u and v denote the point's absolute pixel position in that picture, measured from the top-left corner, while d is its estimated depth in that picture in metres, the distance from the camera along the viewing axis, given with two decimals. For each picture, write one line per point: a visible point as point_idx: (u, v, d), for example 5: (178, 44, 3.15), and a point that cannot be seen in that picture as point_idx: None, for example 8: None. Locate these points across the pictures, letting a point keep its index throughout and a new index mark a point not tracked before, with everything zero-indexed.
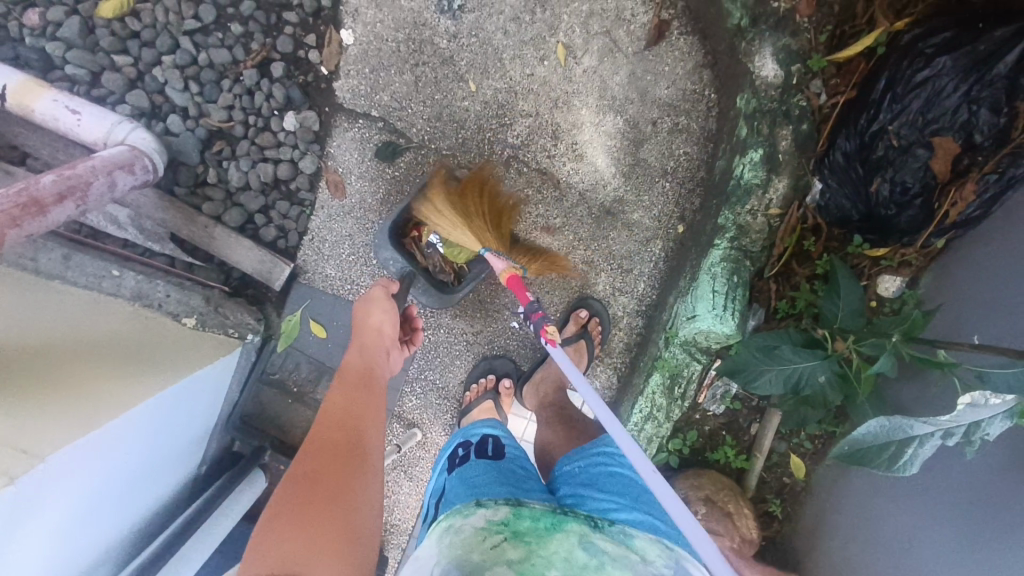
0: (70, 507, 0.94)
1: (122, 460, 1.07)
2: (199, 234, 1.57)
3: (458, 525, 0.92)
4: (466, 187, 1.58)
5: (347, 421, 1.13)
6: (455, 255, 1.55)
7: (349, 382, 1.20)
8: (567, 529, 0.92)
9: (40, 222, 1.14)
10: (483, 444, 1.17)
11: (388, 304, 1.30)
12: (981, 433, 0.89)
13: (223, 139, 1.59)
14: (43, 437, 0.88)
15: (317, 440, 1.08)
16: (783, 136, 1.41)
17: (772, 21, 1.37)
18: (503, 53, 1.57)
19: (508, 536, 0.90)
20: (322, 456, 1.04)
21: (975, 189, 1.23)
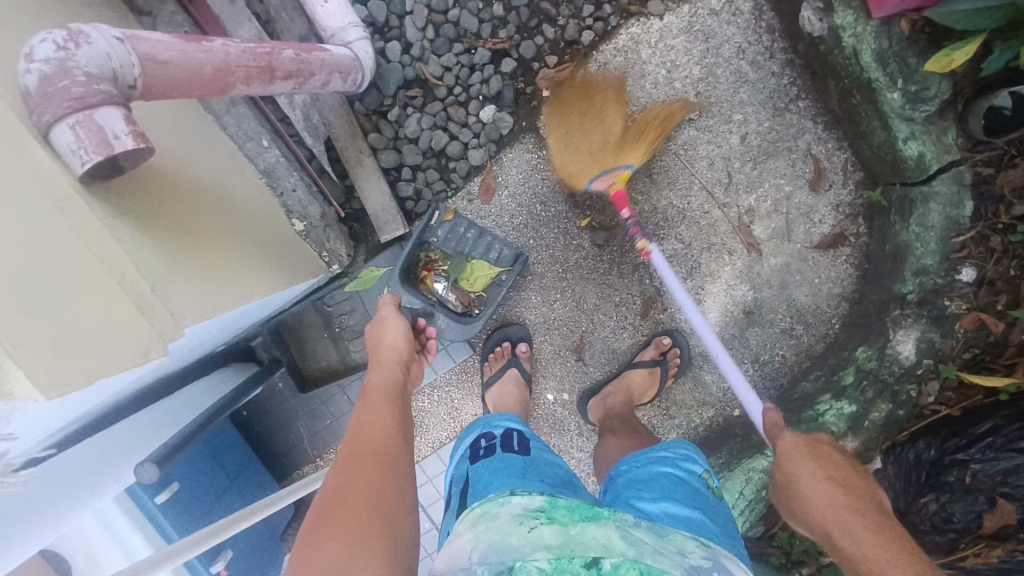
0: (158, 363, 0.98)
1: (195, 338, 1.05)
2: (351, 154, 1.59)
3: (493, 513, 0.94)
4: (462, 221, 1.60)
5: (379, 429, 1.01)
6: (473, 279, 1.58)
7: (377, 393, 1.12)
8: (603, 519, 0.93)
9: (263, 88, 1.15)
10: (506, 436, 1.21)
11: (393, 314, 1.29)
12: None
13: (422, 88, 1.61)
14: (187, 302, 0.91)
15: (352, 447, 0.97)
16: (879, 407, 1.49)
17: (935, 313, 1.43)
18: (697, 180, 1.62)
19: (544, 520, 0.91)
20: (350, 476, 0.91)
21: (1001, 555, 1.37)
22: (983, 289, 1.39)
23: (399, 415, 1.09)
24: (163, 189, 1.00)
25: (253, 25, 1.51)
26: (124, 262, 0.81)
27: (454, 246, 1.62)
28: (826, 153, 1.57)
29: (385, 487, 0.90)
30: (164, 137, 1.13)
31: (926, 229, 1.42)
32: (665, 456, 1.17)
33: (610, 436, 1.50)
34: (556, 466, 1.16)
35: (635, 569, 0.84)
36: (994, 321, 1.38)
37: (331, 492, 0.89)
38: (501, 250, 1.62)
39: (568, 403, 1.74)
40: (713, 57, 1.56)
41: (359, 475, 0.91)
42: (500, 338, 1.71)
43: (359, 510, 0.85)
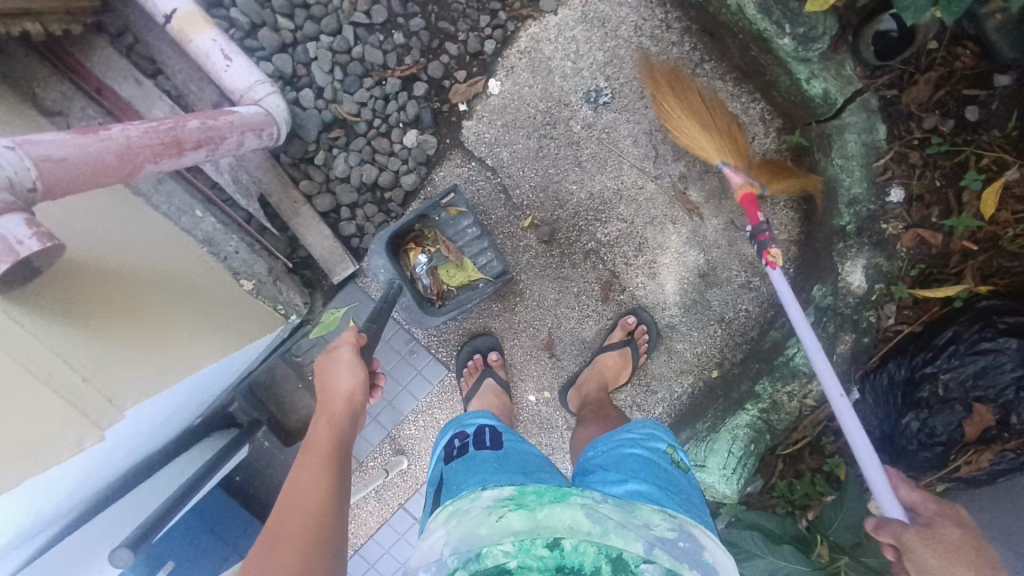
0: (108, 449, 1.01)
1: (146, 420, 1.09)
2: (286, 206, 1.62)
3: (464, 507, 0.96)
4: (469, 215, 1.60)
5: (317, 494, 0.99)
6: (453, 277, 1.62)
7: (321, 450, 1.08)
8: (569, 498, 0.93)
9: (174, 161, 1.18)
10: (481, 433, 1.24)
11: (353, 364, 1.22)
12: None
13: (343, 128, 1.64)
14: (127, 381, 0.96)
15: (286, 515, 0.95)
16: (842, 340, 1.50)
17: (876, 238, 1.46)
18: (625, 159, 1.65)
19: (513, 508, 0.93)
20: (277, 556, 0.87)
21: (991, 458, 1.39)
22: (915, 205, 1.42)
23: (339, 478, 1.05)
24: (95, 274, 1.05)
25: (164, 103, 1.53)
26: (52, 360, 0.86)
27: (451, 234, 1.62)
28: (741, 107, 1.61)
29: (316, 574, 0.87)
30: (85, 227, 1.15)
31: (848, 158, 1.45)
32: (634, 436, 1.19)
33: (586, 421, 1.52)
34: (530, 454, 1.19)
35: (594, 548, 0.87)
36: (932, 233, 1.42)
37: (260, 569, 0.86)
38: (494, 260, 1.64)
39: (550, 400, 1.76)
40: (614, 40, 1.60)
41: (293, 557, 0.87)
42: (469, 352, 1.73)
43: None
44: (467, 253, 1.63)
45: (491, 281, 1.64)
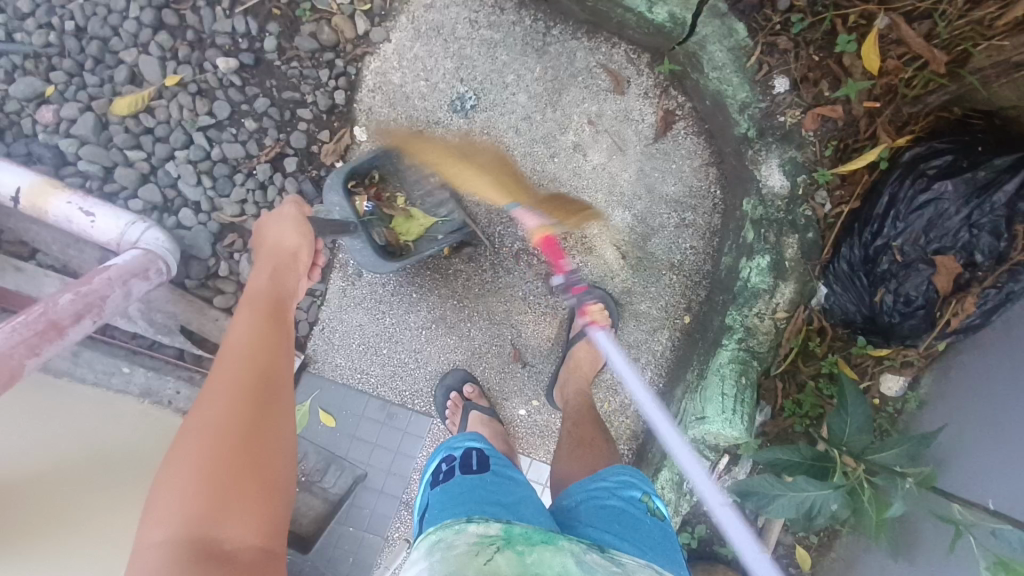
0: None
1: None
2: (210, 327, 1.58)
3: (450, 541, 0.90)
4: (431, 166, 1.52)
5: (258, 359, 0.96)
6: (407, 230, 1.51)
7: (259, 315, 1.07)
8: (559, 544, 0.89)
9: (59, 344, 1.14)
10: (466, 457, 1.15)
11: (301, 221, 1.27)
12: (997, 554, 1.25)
13: (234, 232, 1.59)
14: None
15: (226, 376, 0.91)
16: (788, 244, 1.44)
17: (779, 133, 1.40)
18: (515, 150, 1.60)
19: (501, 547, 0.87)
20: (218, 415, 0.84)
21: (976, 301, 1.32)
22: (804, 87, 1.37)
23: (279, 336, 1.05)
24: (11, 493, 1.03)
25: (52, 278, 1.49)
26: None
27: (412, 186, 1.53)
28: (605, 57, 1.56)
29: (269, 440, 0.85)
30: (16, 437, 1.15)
31: (721, 69, 1.40)
32: (607, 483, 1.13)
33: (573, 423, 1.47)
34: (516, 481, 1.12)
35: None
36: (830, 109, 1.36)
37: (204, 431, 0.82)
38: (452, 212, 1.56)
39: (541, 407, 1.71)
40: (455, 44, 1.56)
41: (241, 420, 0.84)
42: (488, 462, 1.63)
43: (243, 466, 0.80)
44: (426, 206, 1.54)
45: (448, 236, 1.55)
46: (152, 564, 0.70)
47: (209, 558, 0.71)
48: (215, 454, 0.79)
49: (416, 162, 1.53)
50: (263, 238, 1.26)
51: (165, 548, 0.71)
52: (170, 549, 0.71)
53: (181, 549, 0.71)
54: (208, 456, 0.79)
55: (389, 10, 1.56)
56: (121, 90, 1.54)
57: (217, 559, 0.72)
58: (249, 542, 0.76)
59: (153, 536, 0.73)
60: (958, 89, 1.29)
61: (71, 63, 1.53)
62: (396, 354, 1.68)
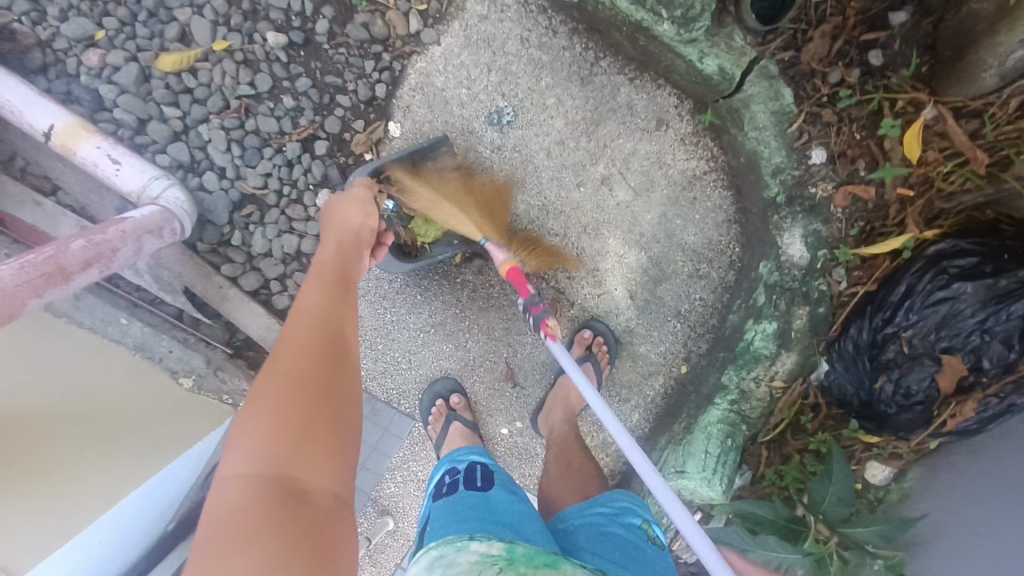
0: None
1: None
2: (213, 292, 1.59)
3: (451, 558, 0.93)
4: (453, 165, 1.55)
5: (328, 318, 1.00)
6: (424, 232, 1.54)
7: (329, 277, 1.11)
8: (562, 568, 0.90)
9: (63, 288, 1.14)
10: (471, 472, 1.20)
11: (359, 202, 1.28)
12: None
13: (254, 203, 1.60)
14: None
15: (304, 331, 0.95)
16: (798, 315, 1.44)
17: (808, 204, 1.40)
18: (542, 173, 1.60)
19: (503, 568, 0.88)
20: (295, 365, 0.88)
21: (976, 407, 1.30)
22: (840, 162, 1.36)
23: (343, 302, 1.07)
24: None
25: (68, 218, 1.50)
26: None
27: (434, 189, 1.56)
28: (647, 96, 1.56)
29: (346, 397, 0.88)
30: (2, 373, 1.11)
31: (761, 130, 1.40)
32: (609, 507, 1.12)
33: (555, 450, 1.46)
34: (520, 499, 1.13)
35: None
36: (863, 189, 1.35)
37: (275, 387, 0.84)
38: None
39: (524, 429, 1.70)
40: (502, 59, 1.57)
41: (311, 379, 0.86)
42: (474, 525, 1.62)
43: (320, 417, 0.83)
44: None
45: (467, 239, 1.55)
46: (235, 499, 0.74)
47: (287, 499, 0.75)
48: (295, 401, 0.83)
49: (436, 163, 1.55)
50: (332, 215, 1.27)
51: (248, 485, 0.75)
52: (252, 483, 0.75)
53: (264, 485, 0.75)
54: (281, 408, 0.81)
55: (444, 14, 1.57)
56: (169, 47, 1.56)
57: (297, 499, 0.75)
58: (326, 488, 0.79)
59: (234, 473, 0.77)
60: (994, 193, 1.27)
61: (125, 12, 1.54)
62: (389, 352, 1.67)
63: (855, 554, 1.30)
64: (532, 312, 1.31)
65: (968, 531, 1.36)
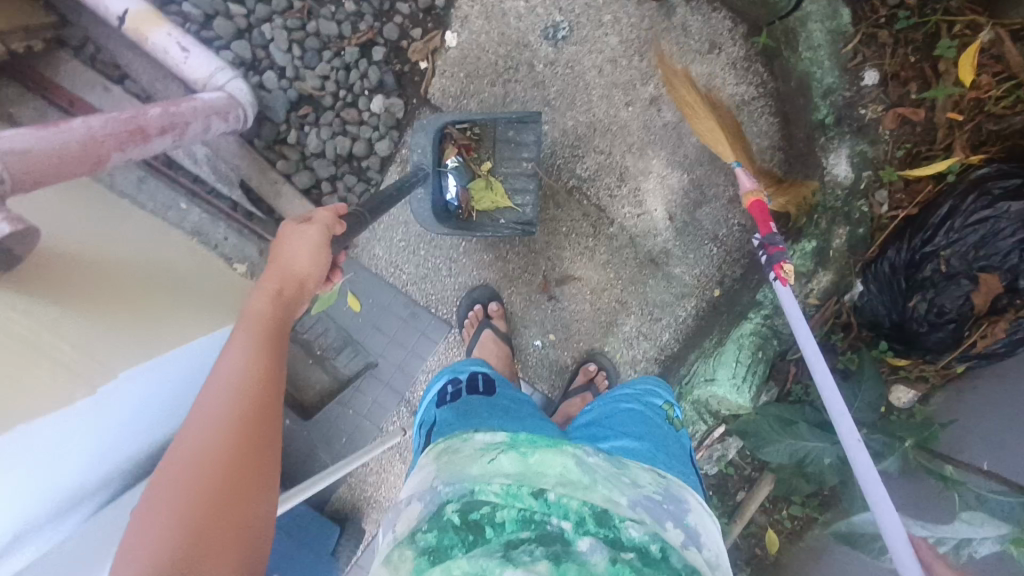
0: (124, 423, 1.05)
1: (156, 393, 1.11)
2: (267, 187, 1.64)
3: (458, 446, 0.98)
4: (532, 146, 1.60)
5: (253, 385, 0.87)
6: (481, 197, 1.59)
7: (263, 328, 0.95)
8: (562, 447, 0.95)
9: (141, 149, 1.20)
10: (472, 380, 1.24)
11: (309, 234, 1.04)
12: (970, 546, 1.31)
13: (310, 104, 1.66)
14: (115, 351, 0.98)
15: (219, 402, 0.83)
16: (838, 234, 1.48)
17: (856, 125, 1.43)
18: (593, 90, 1.63)
19: (506, 450, 0.94)
20: (207, 455, 0.78)
21: (1007, 329, 1.33)
22: (892, 84, 1.40)
23: (275, 362, 0.92)
24: (82, 256, 1.08)
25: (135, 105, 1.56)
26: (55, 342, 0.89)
27: (504, 159, 1.61)
28: (702, 19, 1.58)
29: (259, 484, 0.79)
30: (55, 221, 1.12)
31: (817, 49, 1.45)
32: (628, 394, 1.24)
33: None
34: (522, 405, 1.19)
35: (581, 497, 0.86)
36: (912, 111, 1.38)
37: (180, 478, 0.75)
38: (526, 203, 1.63)
39: (557, 342, 1.76)
40: None
41: (218, 470, 0.77)
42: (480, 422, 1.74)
43: (224, 518, 0.74)
44: (507, 180, 1.63)
45: (513, 224, 1.63)
46: None
47: None
48: (199, 500, 0.74)
49: (519, 136, 1.60)
50: (279, 250, 1.03)
51: None
52: None
53: None
54: (186, 510, 0.72)
55: None
56: None
57: None
58: None
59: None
60: None
61: None
62: (432, 259, 1.74)
63: (884, 441, 1.38)
64: (767, 253, 1.33)
65: (989, 448, 1.46)
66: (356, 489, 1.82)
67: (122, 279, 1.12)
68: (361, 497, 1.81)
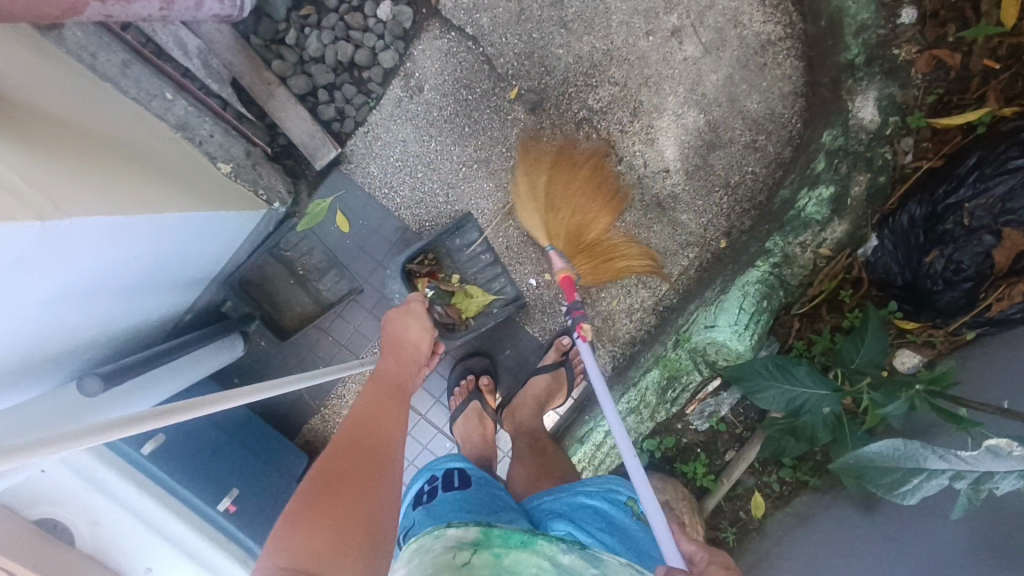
0: (77, 285, 0.95)
1: (116, 262, 1.02)
2: (261, 88, 1.55)
3: (428, 543, 0.87)
4: (482, 240, 1.63)
5: (375, 417, 1.01)
6: (466, 306, 1.59)
7: (390, 378, 1.14)
8: (535, 544, 0.85)
9: (124, 7, 1.10)
10: (449, 475, 1.12)
11: (425, 326, 1.29)
12: (991, 483, 0.97)
13: (313, 5, 1.56)
14: (69, 195, 0.87)
15: (354, 423, 0.99)
16: (858, 180, 1.40)
17: (887, 66, 1.36)
18: (613, 16, 1.54)
19: (477, 550, 0.84)
20: (346, 456, 0.91)
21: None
22: (930, 23, 1.32)
23: (401, 409, 1.08)
24: (40, 108, 0.99)
25: None
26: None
27: (466, 263, 1.63)
28: None
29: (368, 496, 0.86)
30: (17, 70, 1.03)
31: None
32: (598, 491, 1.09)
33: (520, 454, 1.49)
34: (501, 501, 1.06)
35: None
36: (948, 53, 1.31)
37: (321, 472, 0.88)
38: (505, 287, 1.64)
39: (551, 282, 1.68)
40: None
41: (347, 463, 0.90)
42: (462, 372, 1.70)
43: (343, 527, 0.81)
44: (480, 281, 1.64)
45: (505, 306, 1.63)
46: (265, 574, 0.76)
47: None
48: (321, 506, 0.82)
49: (467, 239, 1.62)
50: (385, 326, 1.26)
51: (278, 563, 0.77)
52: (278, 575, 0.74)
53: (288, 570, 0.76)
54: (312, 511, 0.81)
55: None
56: None
57: None
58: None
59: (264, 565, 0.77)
60: None
61: None
62: (428, 183, 1.64)
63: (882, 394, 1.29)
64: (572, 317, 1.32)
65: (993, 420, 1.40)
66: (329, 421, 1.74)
67: (104, 158, 1.07)
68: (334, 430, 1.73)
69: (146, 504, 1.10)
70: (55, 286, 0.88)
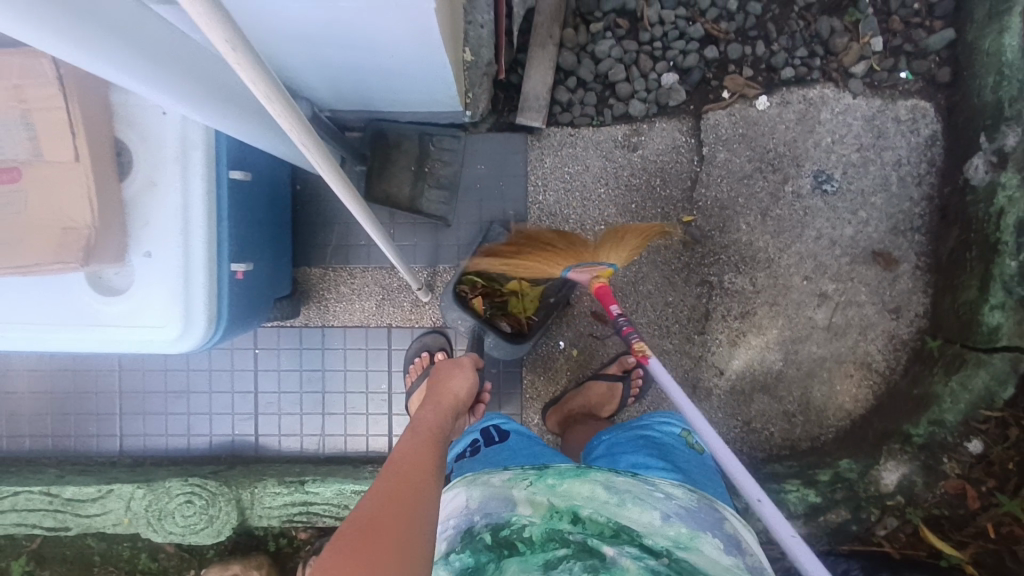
0: (361, 36, 1.02)
1: (390, 49, 1.10)
2: (541, 37, 1.67)
3: (483, 478, 0.98)
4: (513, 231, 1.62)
5: (422, 449, 0.96)
6: (523, 305, 1.62)
7: (429, 421, 1.09)
8: (590, 473, 0.97)
9: None
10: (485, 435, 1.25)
11: (465, 372, 1.32)
12: None
13: (631, 24, 1.69)
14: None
15: (401, 456, 0.93)
16: (838, 511, 1.52)
17: (930, 462, 1.50)
18: (797, 243, 1.68)
19: (535, 481, 0.96)
20: (395, 482, 0.84)
21: None
22: (983, 466, 1.47)
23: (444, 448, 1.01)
24: None
25: None
26: None
27: None
28: (910, 287, 1.66)
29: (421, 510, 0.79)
30: None
31: (964, 389, 1.48)
32: (646, 421, 1.29)
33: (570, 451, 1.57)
34: (539, 446, 1.19)
35: (608, 516, 0.91)
36: (974, 495, 1.46)
37: (372, 493, 0.81)
38: None
39: (571, 358, 1.75)
40: (873, 153, 1.66)
41: (399, 477, 0.85)
42: (419, 348, 1.72)
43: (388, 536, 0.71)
44: None
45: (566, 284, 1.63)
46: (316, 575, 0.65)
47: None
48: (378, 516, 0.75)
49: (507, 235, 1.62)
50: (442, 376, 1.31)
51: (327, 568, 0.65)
52: None
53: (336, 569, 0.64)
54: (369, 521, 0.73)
55: (881, 87, 1.66)
56: None
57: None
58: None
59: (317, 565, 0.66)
60: None
61: None
62: (570, 207, 1.72)
63: None
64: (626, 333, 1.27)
65: None
66: (325, 281, 1.76)
67: None
68: (321, 289, 1.76)
69: (197, 209, 1.13)
70: (344, 33, 1.01)
